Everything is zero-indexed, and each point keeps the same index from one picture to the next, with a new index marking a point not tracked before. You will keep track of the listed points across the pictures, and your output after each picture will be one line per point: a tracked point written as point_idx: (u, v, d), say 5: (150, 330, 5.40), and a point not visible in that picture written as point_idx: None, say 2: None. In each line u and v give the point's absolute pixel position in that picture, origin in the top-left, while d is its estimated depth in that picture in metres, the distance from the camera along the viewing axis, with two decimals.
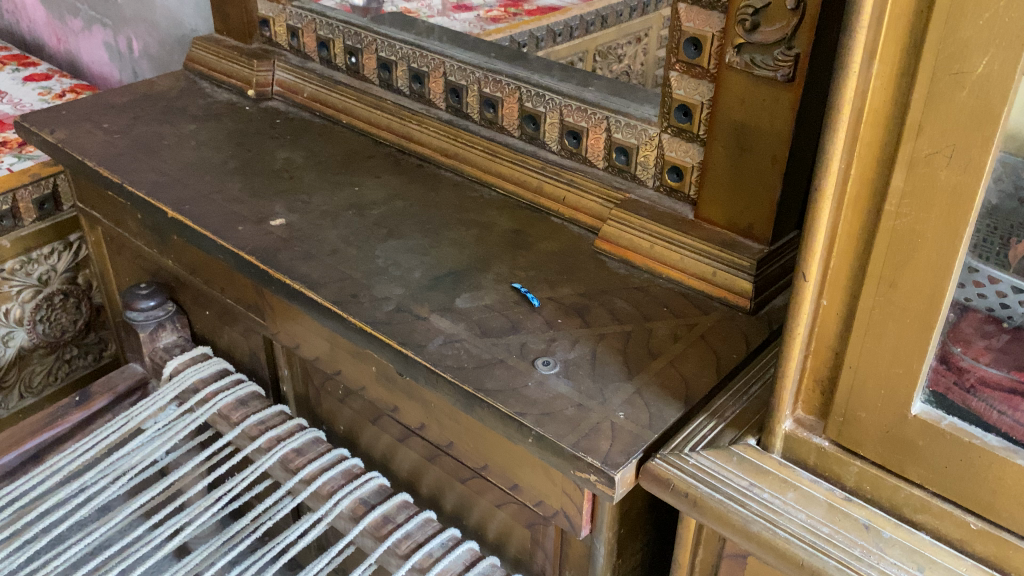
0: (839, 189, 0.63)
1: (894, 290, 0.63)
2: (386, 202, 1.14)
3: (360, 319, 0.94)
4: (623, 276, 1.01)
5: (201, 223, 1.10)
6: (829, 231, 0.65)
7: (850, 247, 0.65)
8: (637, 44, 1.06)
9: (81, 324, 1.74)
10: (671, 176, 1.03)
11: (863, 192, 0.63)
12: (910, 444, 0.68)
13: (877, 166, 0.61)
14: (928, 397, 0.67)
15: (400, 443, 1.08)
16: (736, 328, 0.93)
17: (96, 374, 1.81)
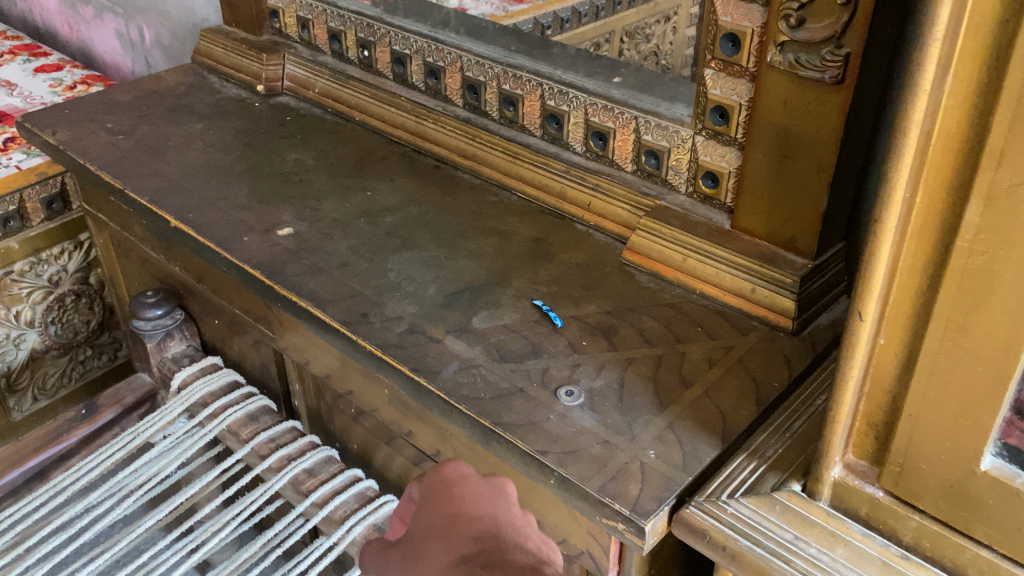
0: (902, 219, 0.55)
1: (965, 335, 0.56)
2: (400, 208, 1.08)
3: (371, 342, 0.87)
4: (653, 291, 0.93)
5: (205, 234, 1.04)
6: (888, 266, 0.58)
7: (913, 283, 0.57)
8: (665, 23, 0.95)
9: (94, 324, 1.69)
10: (705, 181, 0.95)
11: (929, 224, 0.55)
12: (978, 501, 0.60)
13: (947, 195, 0.53)
14: (1001, 451, 0.59)
15: (414, 465, 1.01)
16: (777, 351, 0.85)
17: (111, 374, 1.78)
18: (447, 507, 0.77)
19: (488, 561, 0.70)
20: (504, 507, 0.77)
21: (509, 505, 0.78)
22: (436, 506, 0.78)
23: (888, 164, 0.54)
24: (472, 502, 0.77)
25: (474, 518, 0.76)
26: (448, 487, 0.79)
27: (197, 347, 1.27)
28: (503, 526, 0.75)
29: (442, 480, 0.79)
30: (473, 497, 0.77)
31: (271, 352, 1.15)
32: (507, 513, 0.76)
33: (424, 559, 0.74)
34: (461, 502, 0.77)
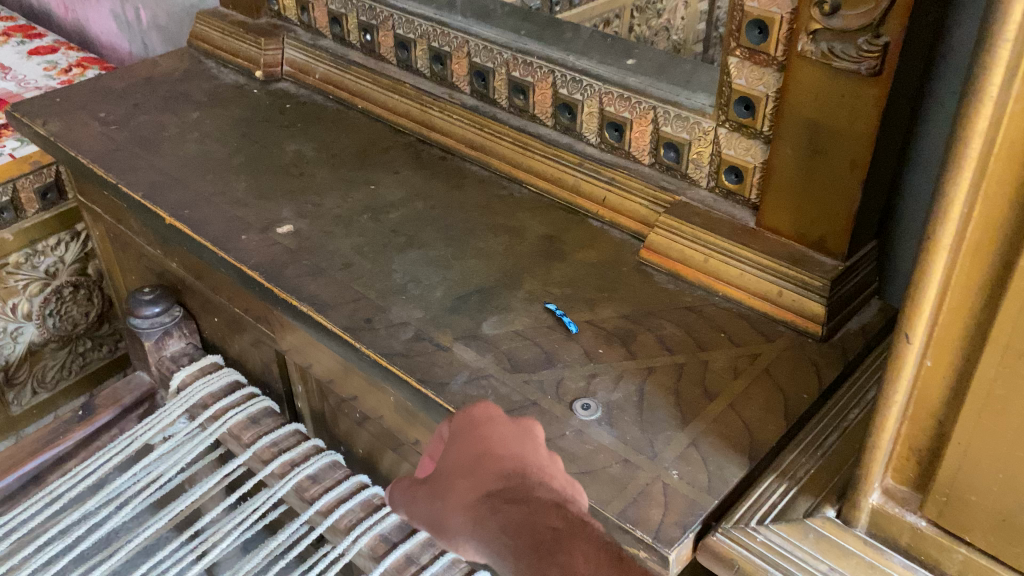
0: (957, 235, 0.50)
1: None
2: (405, 203, 1.03)
3: (375, 351, 0.83)
4: (673, 293, 0.89)
5: (202, 233, 0.99)
6: (940, 285, 0.53)
7: (967, 304, 0.52)
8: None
9: (93, 316, 1.65)
10: (728, 176, 0.90)
11: (988, 241, 0.50)
12: None
13: (1010, 209, 0.48)
14: None
15: None
16: (806, 359, 0.80)
17: (112, 366, 1.74)
18: (473, 448, 0.68)
19: (514, 502, 0.63)
20: (533, 446, 0.67)
21: (539, 445, 0.68)
22: (461, 445, 0.69)
23: (943, 175, 0.49)
24: (500, 442, 0.68)
25: (501, 459, 0.67)
26: (474, 428, 0.69)
27: (197, 345, 1.23)
28: (531, 466, 0.66)
29: (468, 420, 0.70)
30: (501, 437, 0.68)
31: (272, 352, 1.11)
32: (534, 457, 0.66)
33: (450, 502, 0.67)
34: (488, 441, 0.68)
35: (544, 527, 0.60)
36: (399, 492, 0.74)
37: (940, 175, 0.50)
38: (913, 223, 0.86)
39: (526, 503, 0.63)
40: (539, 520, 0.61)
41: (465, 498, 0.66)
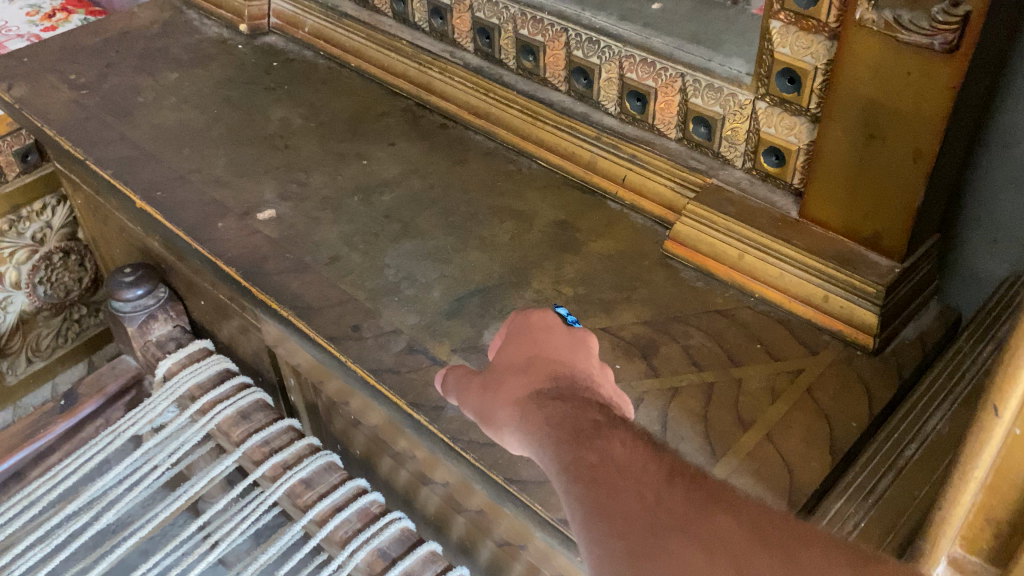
0: None
1: None
2: (401, 182, 0.92)
3: (363, 367, 0.73)
4: (702, 292, 0.78)
5: (175, 219, 0.89)
6: None
7: None
8: None
9: (88, 281, 1.57)
10: (767, 158, 0.78)
11: None
12: None
13: None
14: None
15: (421, 484, 0.89)
16: (855, 377, 0.70)
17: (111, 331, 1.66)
18: (526, 349, 0.61)
19: (559, 399, 0.56)
20: (586, 358, 0.61)
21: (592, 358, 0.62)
22: (510, 346, 0.63)
23: None
24: (554, 346, 0.61)
25: (551, 361, 0.60)
26: (528, 331, 0.63)
27: (186, 327, 1.14)
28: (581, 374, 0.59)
29: (521, 322, 0.63)
30: (554, 340, 0.62)
31: (260, 342, 1.01)
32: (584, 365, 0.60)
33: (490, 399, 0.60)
34: (541, 346, 0.62)
35: (586, 421, 0.53)
36: (450, 374, 0.66)
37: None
38: (982, 212, 0.74)
39: (574, 401, 0.56)
40: (586, 415, 0.53)
41: (510, 393, 0.59)
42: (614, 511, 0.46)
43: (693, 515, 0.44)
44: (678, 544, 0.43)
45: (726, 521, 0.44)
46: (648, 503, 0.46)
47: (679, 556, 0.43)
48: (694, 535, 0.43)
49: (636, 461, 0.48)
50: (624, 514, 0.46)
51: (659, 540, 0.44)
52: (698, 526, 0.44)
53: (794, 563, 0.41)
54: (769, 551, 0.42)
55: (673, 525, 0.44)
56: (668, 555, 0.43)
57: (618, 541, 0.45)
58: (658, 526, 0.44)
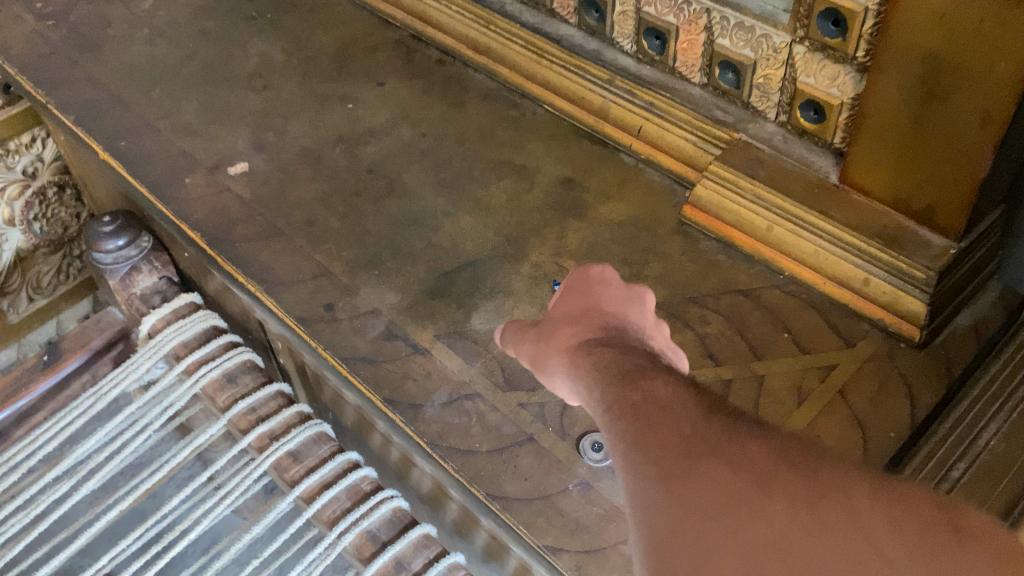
0: None
1: None
2: (389, 131, 0.82)
3: (335, 355, 0.65)
4: (723, 268, 0.68)
5: (139, 174, 0.80)
6: None
7: None
8: None
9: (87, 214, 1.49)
10: (804, 112, 0.67)
11: None
12: None
13: None
14: None
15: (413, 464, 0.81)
16: (896, 376, 0.60)
17: None
18: (575, 296, 0.53)
19: (608, 347, 0.47)
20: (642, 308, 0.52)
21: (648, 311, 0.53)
22: (566, 302, 0.54)
23: None
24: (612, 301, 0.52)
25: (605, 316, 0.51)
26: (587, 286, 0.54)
27: (173, 278, 1.06)
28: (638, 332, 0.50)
29: (573, 276, 0.55)
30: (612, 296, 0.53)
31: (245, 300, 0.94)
32: (638, 312, 0.51)
33: (541, 350, 0.52)
34: (594, 296, 0.53)
35: (629, 364, 0.44)
36: (510, 329, 0.57)
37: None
38: None
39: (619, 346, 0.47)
40: (632, 359, 0.45)
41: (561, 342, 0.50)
42: (646, 440, 0.37)
43: (729, 443, 0.35)
44: (710, 469, 0.34)
45: (764, 446, 0.35)
46: (683, 433, 0.37)
47: (707, 482, 0.34)
48: (728, 460, 0.34)
49: (680, 397, 0.39)
50: (654, 444, 0.37)
51: (683, 469, 0.35)
52: (733, 453, 0.35)
53: (834, 483, 0.32)
54: (805, 469, 0.33)
55: (702, 451, 0.35)
56: (697, 484, 0.34)
57: (646, 468, 0.36)
58: (692, 452, 0.35)
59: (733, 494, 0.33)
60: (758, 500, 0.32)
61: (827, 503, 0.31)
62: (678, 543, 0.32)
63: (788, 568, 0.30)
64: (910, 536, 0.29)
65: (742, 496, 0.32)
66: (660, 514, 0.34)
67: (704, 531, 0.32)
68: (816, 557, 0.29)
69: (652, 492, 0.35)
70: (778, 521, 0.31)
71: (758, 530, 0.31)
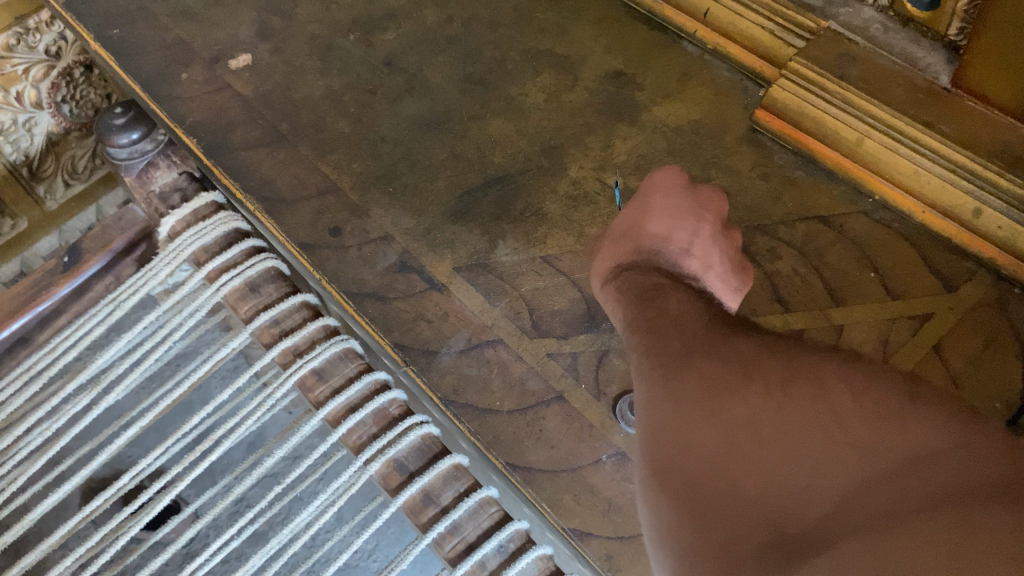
0: None
1: None
2: (413, 13, 0.70)
3: (340, 290, 0.57)
4: (800, 187, 0.56)
5: (132, 68, 0.71)
6: None
7: None
8: None
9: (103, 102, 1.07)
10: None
11: None
12: None
13: None
14: None
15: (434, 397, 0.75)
16: (1005, 329, 0.50)
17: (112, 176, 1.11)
18: (633, 207, 0.50)
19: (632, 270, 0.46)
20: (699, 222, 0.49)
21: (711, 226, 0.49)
22: (622, 214, 0.51)
23: None
24: (661, 216, 0.48)
25: (645, 235, 0.48)
26: (644, 195, 0.50)
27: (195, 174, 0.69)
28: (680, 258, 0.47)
29: (645, 178, 0.52)
30: (664, 209, 0.49)
31: None
32: (685, 229, 0.48)
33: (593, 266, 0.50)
34: (647, 205, 0.50)
35: (648, 280, 0.45)
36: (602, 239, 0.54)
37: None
38: None
39: (641, 264, 0.46)
40: (654, 278, 0.45)
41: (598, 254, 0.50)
42: (652, 341, 0.40)
43: (723, 348, 0.38)
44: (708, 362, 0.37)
45: (755, 351, 0.38)
46: (684, 336, 0.40)
47: (699, 379, 0.36)
48: (720, 360, 0.37)
49: (690, 307, 0.42)
50: (654, 346, 0.40)
51: (678, 365, 0.38)
52: (727, 355, 0.38)
53: (809, 378, 0.35)
54: (789, 368, 0.36)
55: (698, 354, 0.38)
56: (692, 380, 0.37)
57: (645, 365, 0.39)
58: (691, 353, 0.38)
59: (724, 390, 0.36)
60: (743, 393, 0.35)
61: (803, 395, 0.34)
62: (668, 426, 0.35)
63: (762, 443, 0.33)
64: (870, 413, 0.32)
65: (733, 390, 0.35)
66: (656, 399, 0.37)
67: (691, 416, 0.35)
68: (786, 433, 0.33)
69: (650, 385, 0.38)
70: (756, 401, 0.35)
71: (742, 421, 0.34)
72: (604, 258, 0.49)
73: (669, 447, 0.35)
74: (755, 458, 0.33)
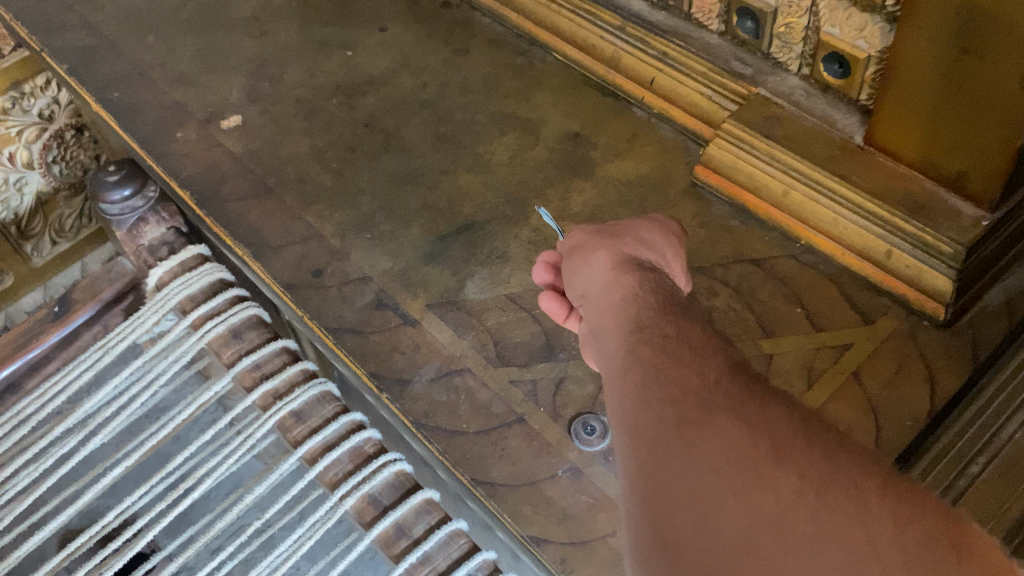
0: None
1: None
2: (390, 80, 0.77)
3: (321, 326, 0.62)
4: (735, 234, 0.63)
5: (131, 127, 0.77)
6: None
7: None
8: None
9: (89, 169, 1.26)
10: (829, 66, 0.61)
11: None
12: None
13: None
14: None
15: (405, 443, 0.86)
16: (915, 357, 0.56)
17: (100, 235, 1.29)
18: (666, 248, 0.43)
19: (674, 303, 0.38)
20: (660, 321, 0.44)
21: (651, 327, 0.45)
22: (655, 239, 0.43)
23: None
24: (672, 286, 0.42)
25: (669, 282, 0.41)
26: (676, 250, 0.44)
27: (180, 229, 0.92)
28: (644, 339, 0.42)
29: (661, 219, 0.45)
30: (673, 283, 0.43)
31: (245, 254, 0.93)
32: (677, 251, 0.43)
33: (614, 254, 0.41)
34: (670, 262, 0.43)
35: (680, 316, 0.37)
36: None
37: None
38: None
39: (620, 247, 0.41)
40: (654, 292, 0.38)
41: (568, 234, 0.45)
42: (660, 380, 0.33)
43: (750, 405, 0.31)
44: (729, 420, 0.30)
45: (791, 416, 0.30)
46: (701, 384, 0.32)
47: (714, 444, 0.30)
48: (745, 423, 0.30)
49: (712, 341, 0.35)
50: (661, 388, 0.33)
51: (689, 423, 0.31)
52: (755, 416, 0.30)
53: (854, 474, 0.27)
54: (830, 453, 0.28)
55: (717, 409, 0.31)
56: (704, 442, 0.30)
57: (655, 409, 0.32)
58: (711, 401, 0.31)
59: (747, 464, 0.28)
60: (767, 478, 0.28)
61: (843, 497, 0.27)
62: (677, 494, 0.29)
63: (788, 552, 0.26)
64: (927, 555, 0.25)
65: (753, 466, 0.28)
66: (664, 454, 0.30)
67: (702, 484, 0.29)
68: (818, 544, 0.26)
69: (650, 437, 0.31)
70: (786, 492, 0.27)
71: (760, 512, 0.27)
72: (577, 238, 0.43)
73: (665, 520, 0.29)
74: (767, 561, 0.26)
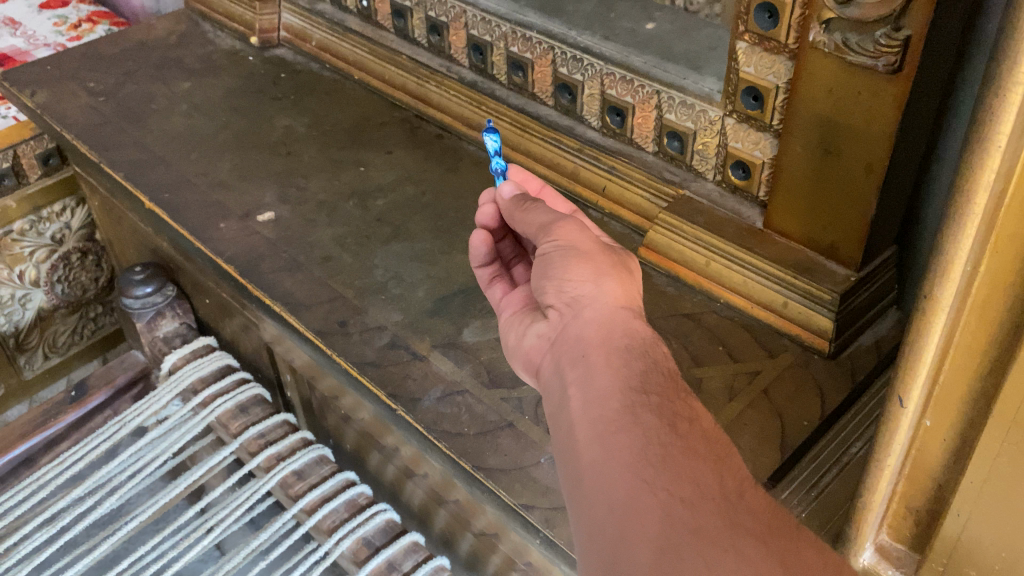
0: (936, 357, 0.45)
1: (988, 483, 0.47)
2: (395, 187, 0.97)
3: (347, 360, 0.78)
4: (671, 297, 0.82)
5: (180, 219, 0.94)
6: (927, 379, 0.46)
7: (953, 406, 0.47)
8: None
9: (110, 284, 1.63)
10: (735, 172, 0.82)
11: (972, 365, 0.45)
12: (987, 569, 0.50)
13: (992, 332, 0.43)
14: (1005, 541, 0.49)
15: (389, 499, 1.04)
16: (809, 379, 0.74)
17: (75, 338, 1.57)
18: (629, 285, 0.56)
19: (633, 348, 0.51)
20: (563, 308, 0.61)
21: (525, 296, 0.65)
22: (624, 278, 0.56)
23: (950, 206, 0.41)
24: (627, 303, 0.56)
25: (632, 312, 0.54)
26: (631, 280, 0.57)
27: (191, 324, 1.18)
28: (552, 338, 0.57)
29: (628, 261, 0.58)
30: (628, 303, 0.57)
31: (260, 339, 1.08)
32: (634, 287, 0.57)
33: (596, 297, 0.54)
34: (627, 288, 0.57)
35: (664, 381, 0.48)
36: None
37: (949, 197, 0.41)
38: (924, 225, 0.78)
39: (615, 278, 0.56)
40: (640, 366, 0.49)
41: (572, 231, 0.59)
42: (686, 492, 0.42)
43: (768, 537, 0.40)
44: (756, 551, 0.39)
45: (799, 553, 0.40)
46: (719, 501, 0.42)
47: (736, 555, 0.39)
48: (766, 551, 0.40)
49: (717, 462, 0.44)
50: (675, 488, 0.42)
51: (711, 529, 0.40)
52: (778, 556, 0.39)
53: None
54: None
55: (734, 522, 0.41)
56: (738, 567, 0.39)
57: (684, 521, 0.41)
58: (735, 528, 0.40)
59: None
60: None
61: None
62: None
63: None
64: None
65: None
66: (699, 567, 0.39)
67: None
68: None
69: (680, 545, 0.40)
70: None
71: None
72: (583, 246, 0.58)
73: None
74: None
